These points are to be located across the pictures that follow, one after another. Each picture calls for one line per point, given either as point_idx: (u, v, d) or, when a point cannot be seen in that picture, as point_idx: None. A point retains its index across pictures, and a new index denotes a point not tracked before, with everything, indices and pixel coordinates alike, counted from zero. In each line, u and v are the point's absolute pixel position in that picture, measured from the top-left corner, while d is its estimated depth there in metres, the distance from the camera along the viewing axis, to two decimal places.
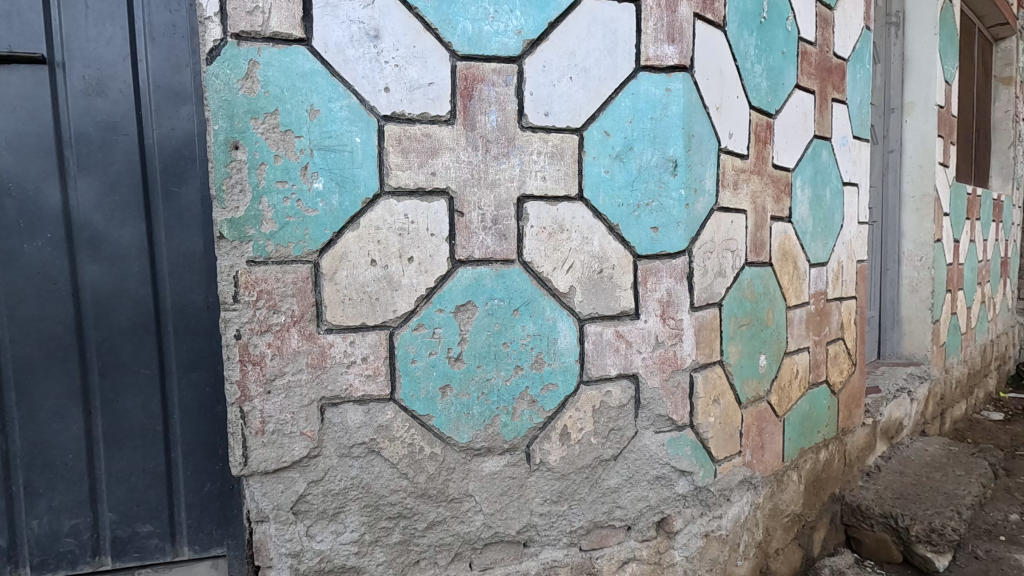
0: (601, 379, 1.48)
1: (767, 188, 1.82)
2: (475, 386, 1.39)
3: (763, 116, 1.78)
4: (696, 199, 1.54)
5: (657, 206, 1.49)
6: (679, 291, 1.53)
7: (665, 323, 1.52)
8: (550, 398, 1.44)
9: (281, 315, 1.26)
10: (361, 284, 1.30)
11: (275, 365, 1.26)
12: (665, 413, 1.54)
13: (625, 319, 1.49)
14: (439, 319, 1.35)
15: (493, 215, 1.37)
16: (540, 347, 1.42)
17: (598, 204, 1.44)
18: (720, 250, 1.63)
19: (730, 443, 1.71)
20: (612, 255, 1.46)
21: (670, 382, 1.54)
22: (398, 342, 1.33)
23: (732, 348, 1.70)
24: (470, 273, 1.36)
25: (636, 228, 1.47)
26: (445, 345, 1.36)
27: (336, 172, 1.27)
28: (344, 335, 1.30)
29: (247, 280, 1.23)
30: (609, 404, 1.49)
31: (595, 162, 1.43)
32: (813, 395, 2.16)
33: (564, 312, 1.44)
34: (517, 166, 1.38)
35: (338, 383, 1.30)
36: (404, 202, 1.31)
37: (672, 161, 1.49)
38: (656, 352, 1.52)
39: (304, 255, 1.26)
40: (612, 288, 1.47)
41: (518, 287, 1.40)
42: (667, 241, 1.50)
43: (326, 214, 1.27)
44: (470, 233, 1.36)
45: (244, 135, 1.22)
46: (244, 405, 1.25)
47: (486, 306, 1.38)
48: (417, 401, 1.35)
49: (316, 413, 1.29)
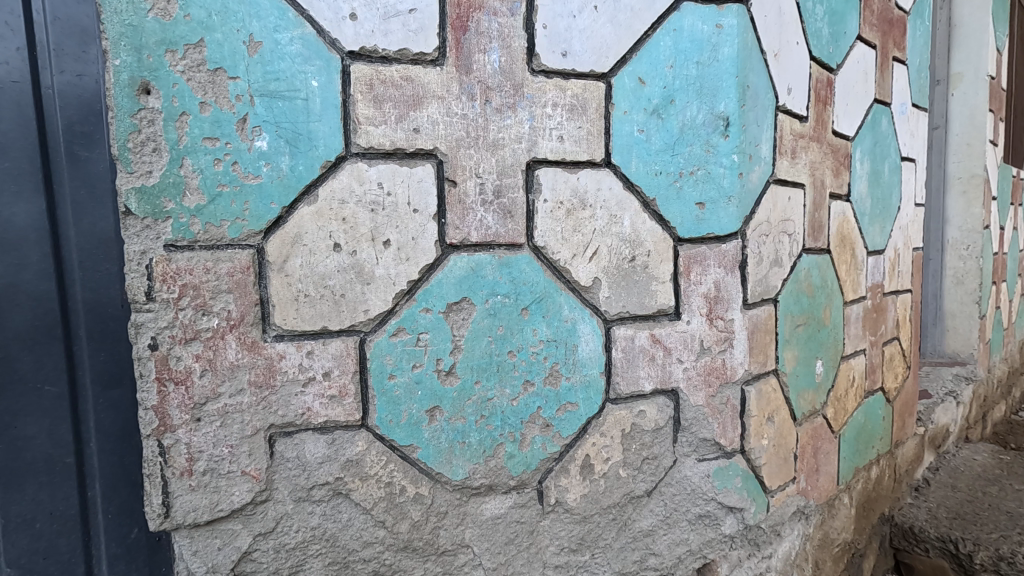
0: (633, 396, 1.17)
1: (826, 160, 1.50)
2: (473, 408, 1.08)
3: (823, 71, 1.46)
4: (751, 168, 1.22)
5: (704, 176, 1.17)
6: (729, 285, 1.22)
7: (712, 325, 1.21)
8: (569, 422, 1.13)
9: (212, 318, 0.94)
10: (321, 277, 0.98)
11: (206, 385, 0.95)
12: (710, 437, 1.23)
13: (662, 320, 1.17)
14: (424, 321, 1.04)
15: (495, 186, 1.05)
16: (556, 358, 1.11)
17: (630, 173, 1.12)
18: (777, 234, 1.32)
19: (785, 469, 1.41)
20: (647, 239, 1.15)
21: (716, 398, 1.23)
22: (370, 352, 1.01)
23: (788, 354, 1.39)
24: (465, 261, 1.05)
25: (677, 204, 1.16)
26: (433, 356, 1.05)
27: (285, 126, 0.95)
28: (299, 342, 0.98)
29: (165, 271, 0.92)
30: (642, 427, 1.18)
31: (626, 118, 1.11)
32: (868, 405, 1.84)
33: (586, 311, 1.12)
34: (526, 122, 1.06)
35: (291, 406, 0.99)
36: (377, 168, 0.99)
37: (722, 119, 1.17)
38: (701, 361, 1.20)
39: (244, 237, 0.95)
40: (647, 280, 1.15)
41: (528, 279, 1.08)
42: (715, 221, 1.19)
43: (274, 183, 0.95)
44: (466, 210, 1.04)
45: (156, 73, 0.89)
46: (164, 437, 0.93)
47: (485, 304, 1.07)
48: (398, 429, 1.04)
49: (263, 446, 0.98)
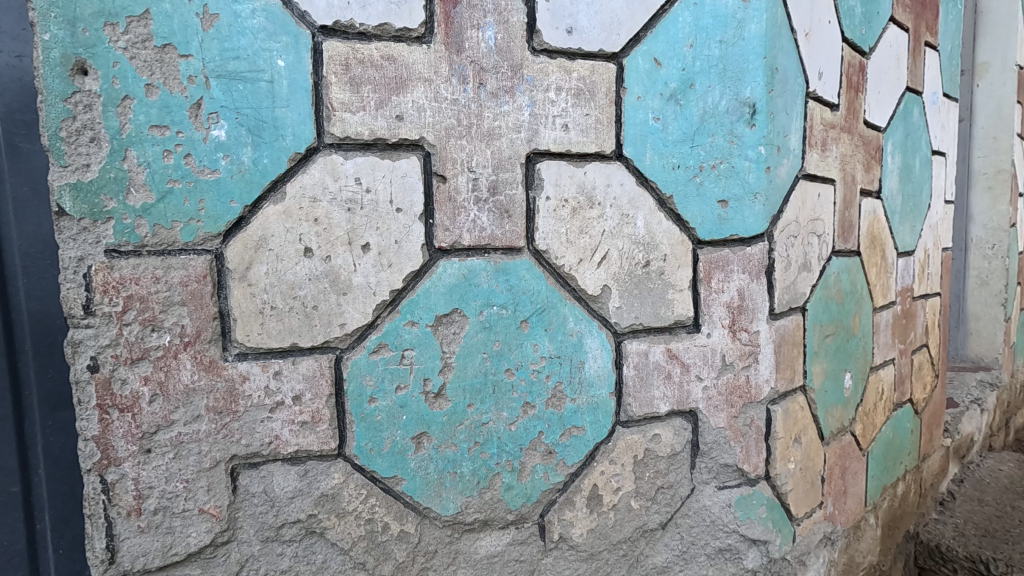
0: (646, 419, 1.04)
1: (857, 153, 1.37)
2: (465, 434, 0.95)
3: (855, 55, 1.32)
4: (780, 161, 1.08)
5: (727, 171, 1.03)
6: (754, 293, 1.08)
7: (734, 338, 1.07)
8: (574, 449, 1.00)
9: (163, 335, 0.81)
10: (290, 286, 0.86)
11: (157, 412, 0.82)
12: (732, 463, 1.10)
13: (679, 333, 1.04)
14: (409, 337, 0.91)
15: (490, 181, 0.92)
16: (560, 377, 0.98)
17: (644, 167, 0.99)
18: (805, 235, 1.18)
19: (812, 494, 1.28)
20: (662, 241, 1.02)
21: (739, 419, 1.10)
22: (348, 372, 0.89)
23: (816, 368, 1.25)
24: (455, 268, 0.92)
25: (696, 202, 1.02)
26: (420, 376, 0.92)
27: (247, 113, 0.82)
28: (265, 361, 0.86)
29: (106, 280, 0.79)
30: (656, 453, 1.05)
31: (639, 104, 0.98)
32: (897, 419, 1.71)
33: (593, 324, 0.99)
34: (526, 109, 0.93)
35: (257, 434, 0.86)
36: (354, 161, 0.87)
37: (748, 105, 1.03)
38: (722, 379, 1.07)
39: (199, 241, 0.82)
40: (662, 288, 1.02)
41: (528, 288, 0.95)
42: (740, 222, 1.05)
43: (234, 178, 0.82)
44: (457, 209, 0.91)
45: (94, 50, 0.76)
46: (107, 473, 0.81)
47: (479, 316, 0.94)
48: (380, 459, 0.91)
49: (224, 481, 0.86)
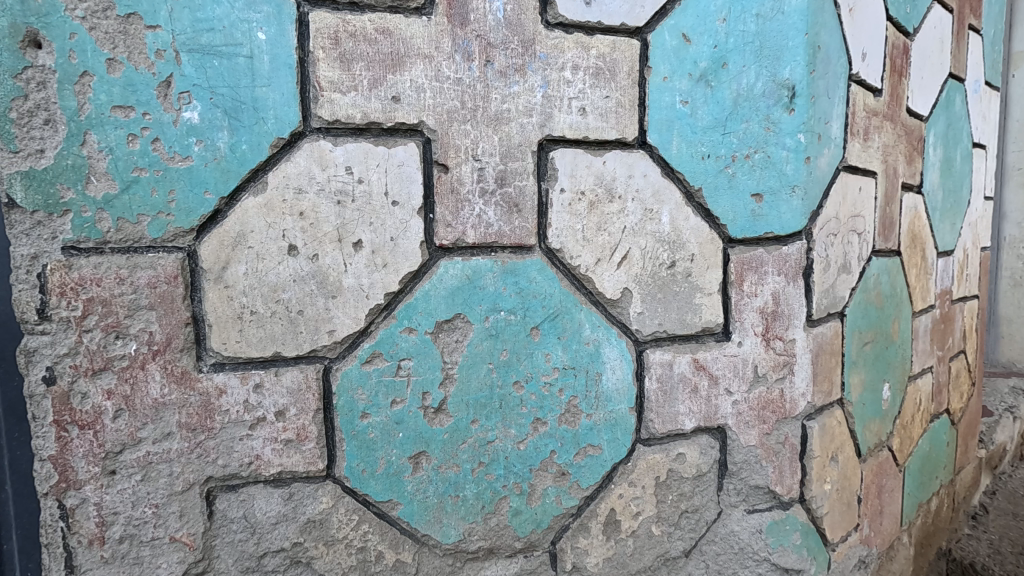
0: (669, 436, 0.94)
1: (899, 145, 1.25)
2: (468, 453, 0.85)
3: (898, 35, 1.21)
4: (820, 151, 0.97)
5: (763, 162, 0.93)
6: (791, 297, 0.97)
7: (768, 347, 0.97)
8: (589, 470, 0.90)
9: (129, 343, 0.72)
10: (273, 288, 0.76)
11: (122, 429, 0.73)
12: (764, 485, 1.00)
13: (706, 341, 0.94)
14: (406, 345, 0.81)
15: (497, 171, 0.82)
16: (574, 391, 0.88)
17: (671, 156, 0.88)
18: (845, 233, 1.07)
19: (847, 516, 1.17)
20: (690, 239, 0.91)
21: (772, 437, 0.99)
22: (338, 384, 0.79)
23: (854, 379, 1.14)
24: (458, 268, 0.82)
25: (728, 196, 0.92)
26: (418, 389, 0.82)
27: (222, 92, 0.73)
28: (245, 372, 0.77)
29: (63, 282, 0.70)
30: (680, 474, 0.95)
31: (665, 86, 0.87)
32: (933, 431, 1.59)
33: (612, 332, 0.89)
34: (539, 90, 0.83)
35: (235, 454, 0.77)
36: (345, 147, 0.77)
37: (787, 88, 0.92)
38: (754, 393, 0.97)
39: (169, 237, 0.73)
40: (689, 292, 0.92)
41: (539, 292, 0.85)
42: (776, 218, 0.94)
43: (209, 166, 0.73)
44: (460, 203, 0.82)
45: (47, 20, 0.67)
46: (66, 497, 0.72)
47: (484, 322, 0.84)
48: (373, 482, 0.82)
49: (198, 506, 0.76)
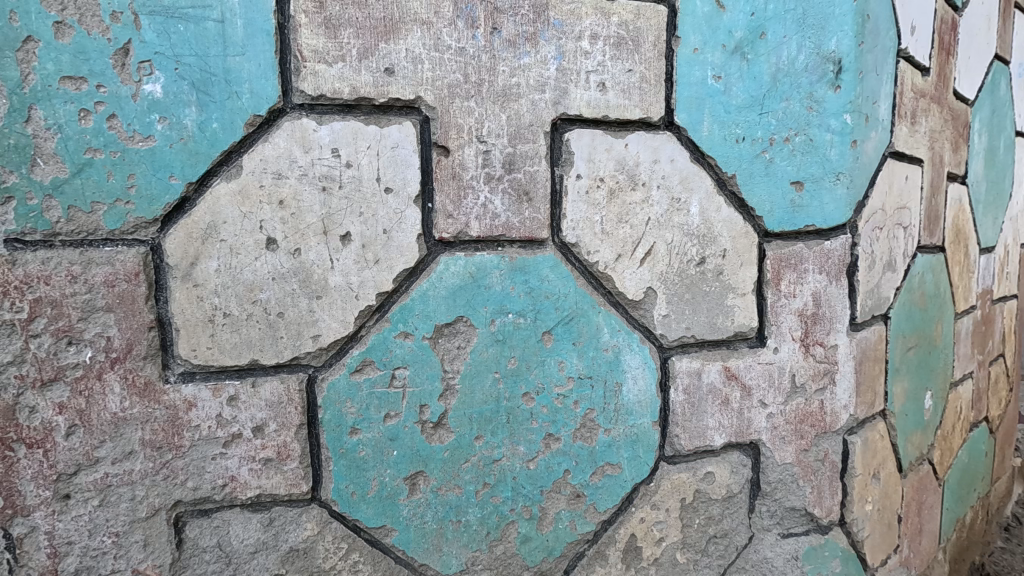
0: (697, 453, 0.84)
1: (946, 131, 1.14)
2: (472, 473, 0.76)
3: (947, 8, 1.09)
4: (867, 133, 0.87)
5: (805, 145, 0.82)
6: (833, 298, 0.87)
7: (807, 354, 0.86)
8: (608, 491, 0.80)
9: (84, 350, 0.63)
10: (249, 287, 0.67)
11: (76, 448, 0.64)
12: (801, 507, 0.90)
13: (737, 347, 0.84)
14: (401, 352, 0.72)
15: (505, 155, 0.73)
16: (591, 403, 0.79)
17: (701, 139, 0.78)
18: (891, 227, 0.96)
19: (888, 538, 1.06)
20: (721, 233, 0.81)
21: (811, 454, 0.89)
22: (324, 397, 0.70)
23: (897, 388, 1.04)
24: (460, 265, 0.73)
25: (765, 184, 0.81)
26: (415, 402, 0.73)
27: (190, 62, 0.63)
28: (217, 383, 0.67)
29: (5, 280, 0.61)
30: (708, 495, 0.85)
31: (696, 58, 0.77)
32: (972, 441, 1.48)
33: (634, 337, 0.79)
34: (552, 62, 0.73)
35: (207, 475, 0.68)
36: (331, 127, 0.67)
37: (832, 62, 0.82)
38: (791, 405, 0.87)
39: (129, 229, 0.63)
40: (720, 292, 0.82)
41: (552, 291, 0.76)
42: (818, 209, 0.84)
43: (174, 147, 0.64)
44: (463, 190, 0.72)
45: None
46: (12, 525, 0.63)
47: (490, 326, 0.74)
48: (364, 506, 0.73)
49: (165, 534, 0.67)
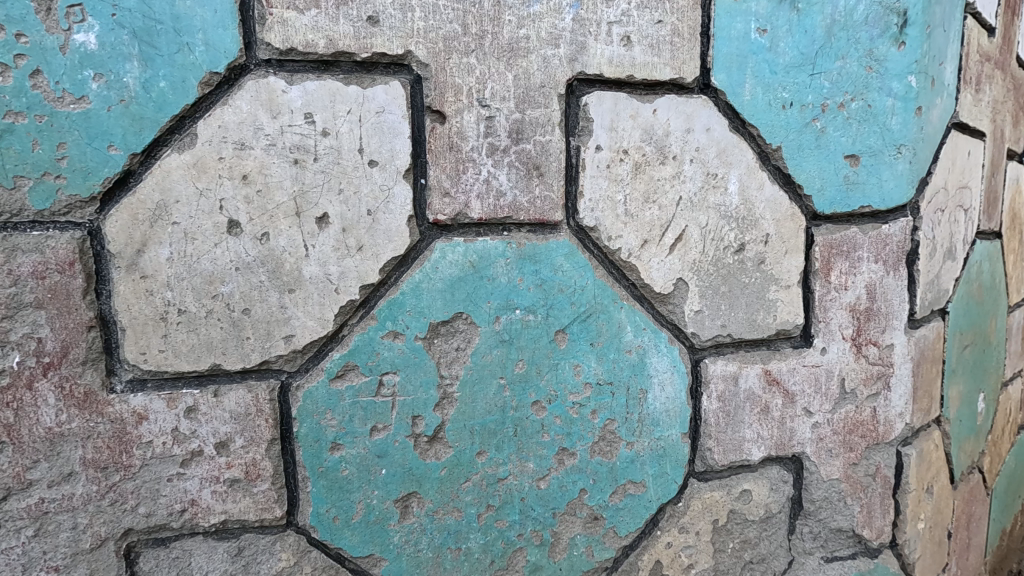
0: (731, 469, 0.73)
1: (1008, 102, 1.01)
2: (474, 494, 0.65)
3: None
4: (933, 99, 0.74)
5: (862, 112, 0.70)
6: (891, 291, 0.75)
7: (859, 355, 0.75)
8: (630, 513, 0.70)
9: (9, 354, 0.53)
10: (207, 279, 0.56)
11: (5, 469, 0.54)
12: (848, 528, 0.79)
13: (779, 347, 0.73)
14: (390, 355, 0.61)
15: (512, 122, 0.61)
16: (611, 413, 0.68)
17: (742, 104, 0.67)
18: (952, 209, 0.84)
19: (938, 557, 0.95)
20: (764, 215, 0.69)
21: (860, 468, 0.78)
22: (299, 408, 0.60)
23: (953, 391, 0.92)
24: (459, 253, 0.62)
25: (815, 158, 0.70)
26: (407, 412, 0.62)
27: (130, 7, 0.52)
28: (172, 393, 0.57)
29: None
30: (744, 517, 0.74)
31: (738, 8, 0.65)
32: (1019, 445, 1.36)
33: (662, 337, 0.68)
34: (568, 11, 0.61)
35: (162, 500, 0.58)
36: (304, 87, 0.56)
37: (896, 13, 0.69)
38: (839, 413, 0.76)
39: (62, 209, 0.53)
40: (761, 284, 0.70)
41: (567, 284, 0.65)
42: (876, 187, 0.72)
43: (113, 111, 0.53)
44: (462, 164, 0.61)
45: None
46: None
47: (494, 324, 0.63)
48: (348, 533, 0.63)
49: (114, 567, 0.58)
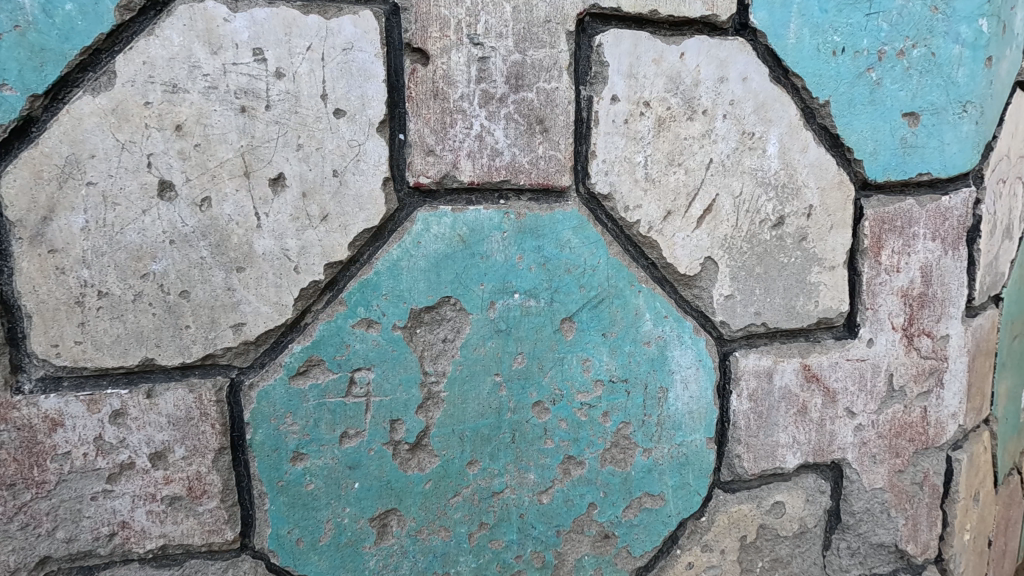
0: (762, 478, 0.63)
1: None
2: (464, 510, 0.55)
3: None
4: (1004, 49, 0.63)
5: (924, 62, 0.59)
6: (949, 274, 0.65)
7: (910, 348, 0.65)
8: (646, 530, 0.60)
9: None
10: (135, 254, 0.46)
11: None
12: (890, 543, 0.69)
13: (819, 339, 0.63)
14: (364, 348, 0.51)
15: (510, 65, 0.50)
16: (625, 416, 0.58)
17: (786, 49, 0.56)
18: (1013, 181, 0.74)
19: (980, 569, 0.86)
20: (807, 183, 0.59)
21: (906, 476, 0.68)
22: (252, 411, 0.50)
23: (1002, 387, 0.83)
24: (446, 225, 0.51)
25: (868, 115, 0.59)
26: (384, 415, 0.52)
27: None
28: (94, 393, 0.47)
29: None
30: (775, 532, 0.64)
31: None
32: None
33: (687, 326, 0.58)
34: None
35: (86, 523, 0.48)
36: (251, 15, 0.45)
37: None
38: (885, 414, 0.66)
39: None
40: (801, 265, 0.60)
41: (575, 263, 0.54)
42: (936, 151, 0.61)
43: (5, 40, 0.42)
44: (449, 117, 0.50)
45: None
46: None
47: (489, 311, 0.53)
48: (314, 558, 0.53)
49: None
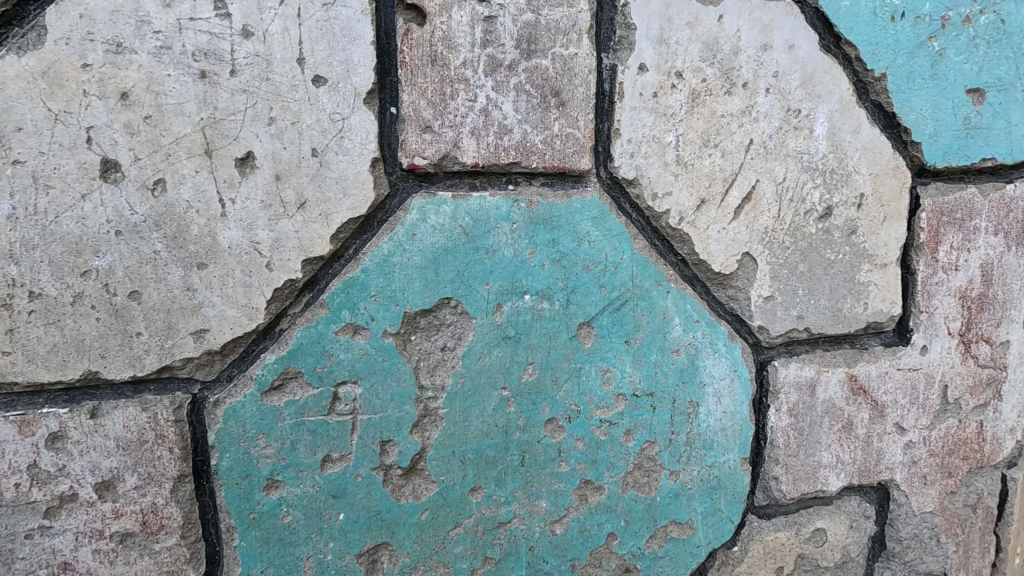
0: (801, 503, 0.56)
1: None
2: (466, 543, 0.48)
3: None
4: None
5: (992, 30, 0.52)
6: (1012, 273, 0.57)
7: (967, 356, 0.58)
8: (672, 562, 0.53)
9: None
10: (74, 247, 0.38)
11: None
12: (939, 572, 0.62)
13: (867, 346, 0.56)
14: (349, 358, 0.44)
15: (521, 26, 0.43)
16: (651, 434, 0.51)
17: (838, 13, 0.48)
18: None
19: None
20: (858, 168, 0.51)
21: (958, 498, 0.61)
22: (218, 433, 0.42)
23: None
24: (446, 215, 0.44)
25: (929, 91, 0.51)
26: (373, 435, 0.45)
27: None
28: (27, 413, 0.39)
29: None
30: (815, 563, 0.57)
31: None
32: None
33: (721, 332, 0.51)
34: None
35: (18, 565, 0.40)
36: None
37: None
38: (938, 430, 0.59)
39: None
40: (851, 262, 0.53)
41: (595, 259, 0.47)
42: (1003, 133, 0.54)
43: None
44: (450, 87, 0.43)
45: None
46: None
47: (495, 315, 0.46)
48: None
49: None
